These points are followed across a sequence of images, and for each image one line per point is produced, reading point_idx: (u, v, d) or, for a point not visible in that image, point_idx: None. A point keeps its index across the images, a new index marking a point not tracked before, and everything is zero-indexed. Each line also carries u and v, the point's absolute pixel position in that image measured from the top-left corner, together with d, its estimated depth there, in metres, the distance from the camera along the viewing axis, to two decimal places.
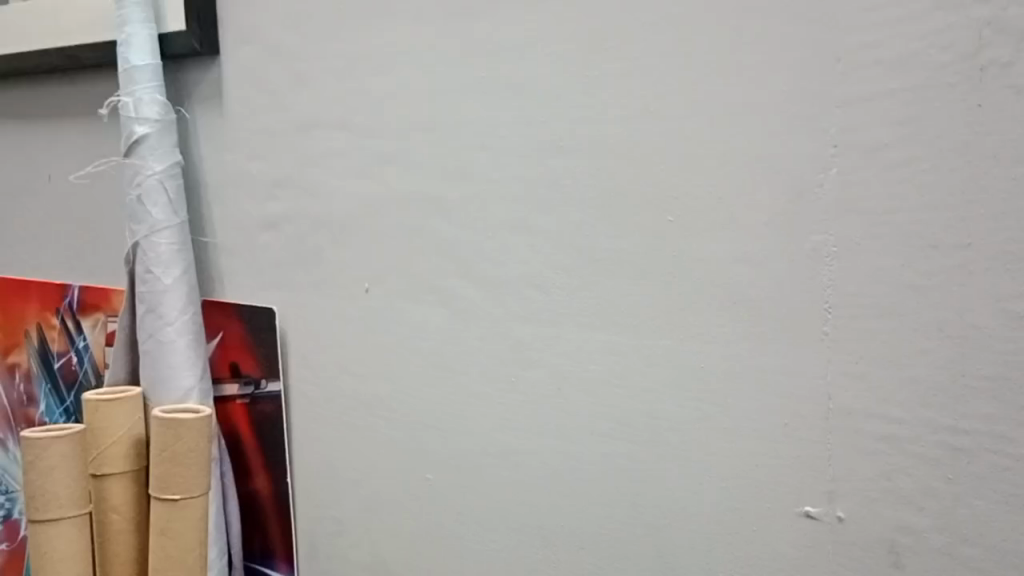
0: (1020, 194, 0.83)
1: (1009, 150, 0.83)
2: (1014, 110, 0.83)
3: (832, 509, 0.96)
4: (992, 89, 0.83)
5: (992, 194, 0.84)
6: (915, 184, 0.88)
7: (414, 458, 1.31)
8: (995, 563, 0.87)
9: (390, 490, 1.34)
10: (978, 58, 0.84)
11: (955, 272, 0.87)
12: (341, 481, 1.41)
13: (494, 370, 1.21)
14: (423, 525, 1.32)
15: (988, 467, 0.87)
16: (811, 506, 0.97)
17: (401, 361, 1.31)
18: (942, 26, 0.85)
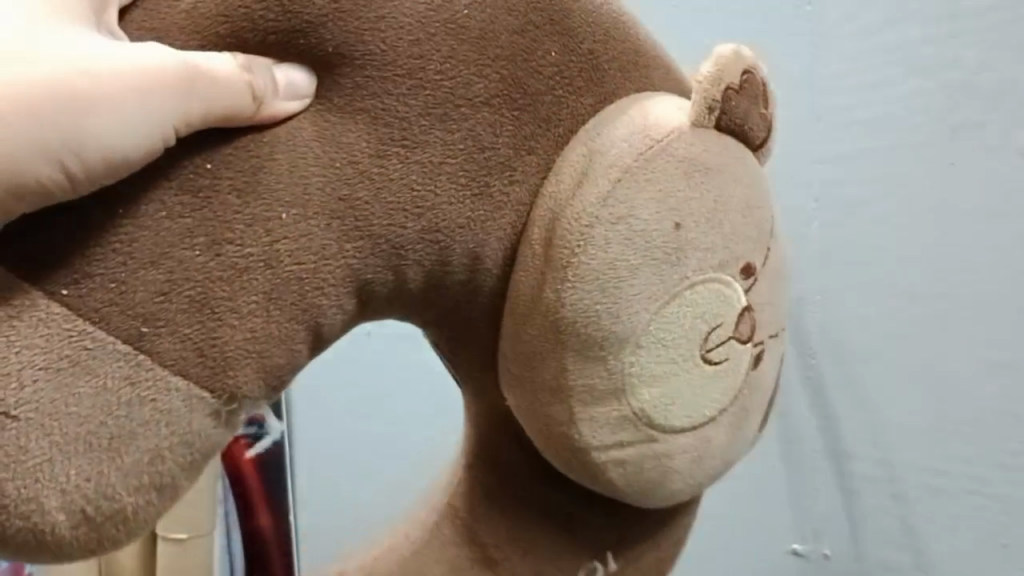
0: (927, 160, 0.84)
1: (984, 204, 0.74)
2: None
3: (818, 545, 0.88)
4: None
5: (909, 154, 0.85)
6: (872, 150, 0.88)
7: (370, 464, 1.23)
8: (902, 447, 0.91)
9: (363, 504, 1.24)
10: (952, 117, 0.76)
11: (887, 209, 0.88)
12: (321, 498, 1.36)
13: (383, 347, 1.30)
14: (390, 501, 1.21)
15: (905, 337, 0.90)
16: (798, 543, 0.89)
17: None
18: (912, 91, 0.78)
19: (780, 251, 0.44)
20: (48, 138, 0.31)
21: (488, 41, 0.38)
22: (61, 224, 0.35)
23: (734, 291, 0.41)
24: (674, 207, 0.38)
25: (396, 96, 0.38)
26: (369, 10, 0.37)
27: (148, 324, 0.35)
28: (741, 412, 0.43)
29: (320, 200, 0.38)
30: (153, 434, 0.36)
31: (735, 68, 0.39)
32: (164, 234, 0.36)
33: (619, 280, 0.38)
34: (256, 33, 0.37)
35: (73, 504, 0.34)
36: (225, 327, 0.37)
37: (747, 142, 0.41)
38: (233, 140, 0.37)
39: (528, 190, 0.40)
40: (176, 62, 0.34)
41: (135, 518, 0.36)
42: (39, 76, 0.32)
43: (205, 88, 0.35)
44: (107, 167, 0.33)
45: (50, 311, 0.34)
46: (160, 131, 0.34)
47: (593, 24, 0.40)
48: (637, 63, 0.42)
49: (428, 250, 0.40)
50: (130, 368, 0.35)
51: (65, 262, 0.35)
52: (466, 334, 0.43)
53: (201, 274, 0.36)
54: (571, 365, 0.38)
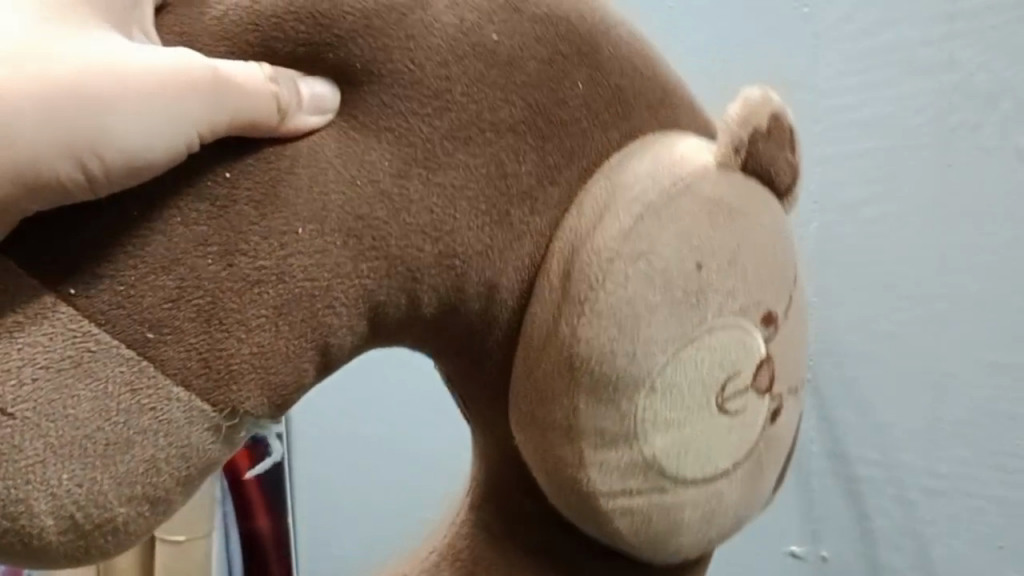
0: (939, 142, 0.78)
1: (982, 206, 0.75)
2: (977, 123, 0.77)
3: (817, 548, 0.89)
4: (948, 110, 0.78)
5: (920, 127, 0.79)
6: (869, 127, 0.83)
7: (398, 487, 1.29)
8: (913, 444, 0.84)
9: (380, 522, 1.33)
10: (948, 117, 0.77)
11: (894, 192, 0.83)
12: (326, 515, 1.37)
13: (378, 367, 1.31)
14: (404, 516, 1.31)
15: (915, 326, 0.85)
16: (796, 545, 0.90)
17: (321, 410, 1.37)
18: (913, 92, 0.79)
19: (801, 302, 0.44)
20: (66, 126, 0.30)
21: (516, 68, 0.37)
22: (76, 224, 0.34)
23: (754, 338, 0.40)
24: (697, 248, 0.38)
25: (422, 118, 0.37)
26: (398, 29, 0.36)
27: (154, 330, 0.35)
28: (756, 466, 0.42)
29: (338, 218, 0.37)
30: (151, 443, 0.35)
31: (765, 111, 0.39)
32: (176, 241, 0.35)
33: (637, 318, 0.37)
34: (284, 46, 0.36)
35: (61, 508, 0.34)
36: (233, 341, 0.36)
37: (773, 187, 0.41)
38: (258, 155, 0.36)
39: (549, 221, 0.39)
40: (204, 66, 0.33)
41: (125, 529, 0.36)
42: (61, 69, 0.31)
43: (232, 94, 0.34)
44: (127, 161, 0.32)
45: (56, 310, 0.33)
46: (184, 134, 0.33)
47: (621, 63, 0.39)
48: (662, 105, 0.41)
49: (444, 276, 0.39)
50: (132, 373, 0.34)
51: (77, 264, 0.34)
52: (475, 365, 0.42)
53: (212, 283, 0.35)
54: (582, 407, 0.38)
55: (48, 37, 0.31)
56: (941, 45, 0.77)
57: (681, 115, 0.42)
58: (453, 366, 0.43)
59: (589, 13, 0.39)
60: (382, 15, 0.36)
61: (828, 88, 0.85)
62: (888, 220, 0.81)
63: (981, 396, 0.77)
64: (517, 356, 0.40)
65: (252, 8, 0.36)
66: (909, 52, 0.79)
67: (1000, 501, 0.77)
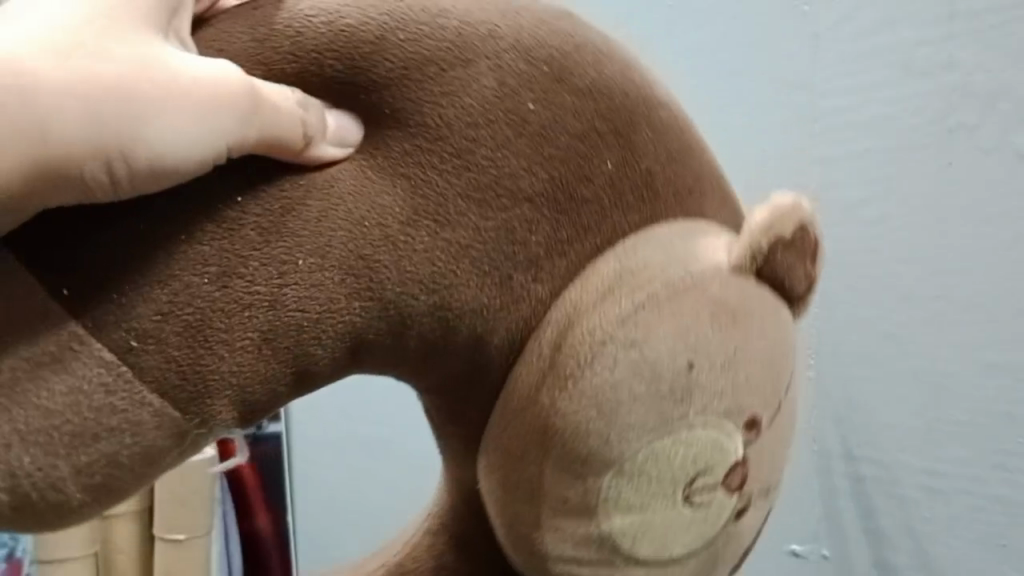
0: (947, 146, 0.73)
1: (982, 210, 0.72)
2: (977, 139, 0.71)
3: (818, 547, 0.85)
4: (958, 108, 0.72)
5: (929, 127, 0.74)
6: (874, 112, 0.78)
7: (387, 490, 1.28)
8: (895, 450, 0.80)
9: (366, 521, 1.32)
10: (947, 118, 0.73)
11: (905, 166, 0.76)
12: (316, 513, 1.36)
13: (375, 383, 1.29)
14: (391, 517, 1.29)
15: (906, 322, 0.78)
16: (797, 544, 0.86)
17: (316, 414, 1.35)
18: (909, 92, 0.75)
19: (794, 404, 0.43)
20: (106, 117, 0.30)
21: (546, 140, 0.38)
22: (88, 230, 0.34)
23: (732, 442, 0.39)
24: (692, 346, 0.38)
25: (440, 173, 0.37)
26: (435, 84, 0.37)
27: (138, 338, 0.34)
28: (711, 559, 0.42)
29: (341, 255, 0.37)
30: (116, 440, 0.34)
31: (792, 220, 0.39)
32: (176, 255, 0.35)
33: (616, 404, 0.37)
34: (323, 81, 0.36)
35: (18, 488, 0.33)
36: (216, 357, 0.35)
37: (784, 294, 0.41)
38: (276, 185, 0.36)
39: (550, 290, 0.39)
40: (244, 82, 0.33)
41: (76, 513, 0.35)
42: (114, 65, 0.30)
43: (266, 114, 0.34)
44: (155, 167, 0.32)
45: (49, 301, 0.33)
46: (214, 150, 0.33)
47: (656, 146, 0.40)
48: (693, 191, 0.41)
49: (434, 325, 0.38)
50: (110, 376, 0.34)
51: (78, 264, 0.34)
52: (455, 417, 0.41)
53: (203, 302, 0.35)
54: (549, 477, 0.38)
55: (107, 32, 0.31)
56: (942, 45, 0.73)
57: (711, 204, 0.42)
58: (441, 413, 0.42)
59: (634, 92, 0.39)
60: (421, 66, 0.37)
61: (826, 90, 0.81)
62: (886, 230, 0.77)
63: (981, 395, 0.73)
64: (493, 413, 0.40)
65: (296, 37, 0.36)
66: (908, 55, 0.75)
67: (1000, 500, 0.73)
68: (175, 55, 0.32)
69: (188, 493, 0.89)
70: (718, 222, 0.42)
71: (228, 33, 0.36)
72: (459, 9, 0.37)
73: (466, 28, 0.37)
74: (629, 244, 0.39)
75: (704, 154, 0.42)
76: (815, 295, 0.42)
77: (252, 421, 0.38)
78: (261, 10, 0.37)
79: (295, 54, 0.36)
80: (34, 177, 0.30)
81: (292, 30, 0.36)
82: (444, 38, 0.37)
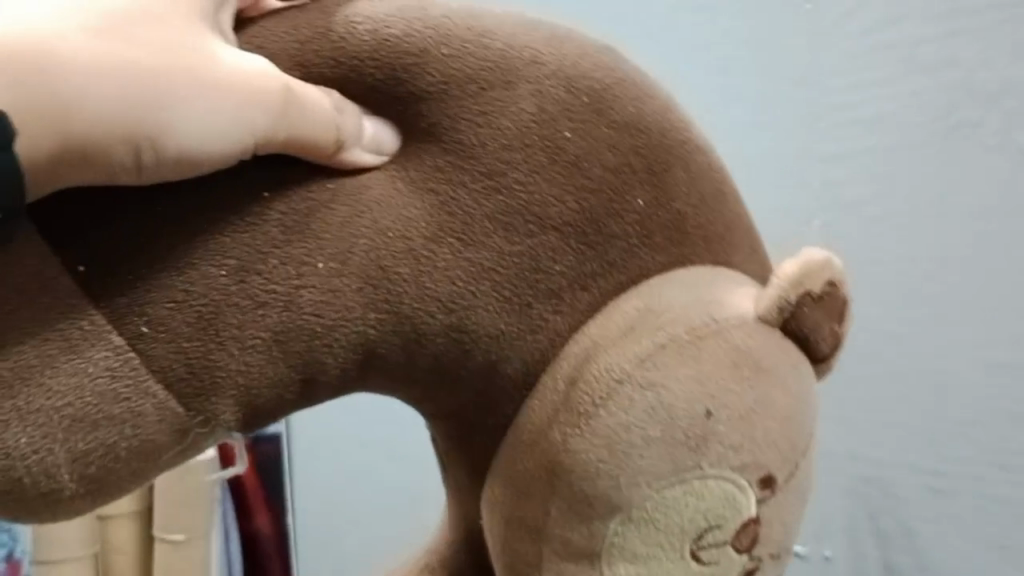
0: (955, 141, 0.75)
1: (982, 203, 0.74)
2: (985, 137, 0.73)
3: (819, 548, 0.88)
4: (969, 106, 0.74)
5: (938, 124, 0.76)
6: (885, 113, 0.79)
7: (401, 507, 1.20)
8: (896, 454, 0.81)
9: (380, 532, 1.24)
10: (952, 115, 0.75)
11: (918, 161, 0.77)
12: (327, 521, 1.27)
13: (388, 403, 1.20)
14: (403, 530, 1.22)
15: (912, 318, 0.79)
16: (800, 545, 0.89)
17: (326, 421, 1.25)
18: (917, 88, 0.77)
19: (812, 466, 0.42)
20: (135, 93, 0.28)
21: (580, 169, 0.36)
22: (108, 211, 0.33)
23: (746, 497, 0.38)
24: (712, 394, 0.36)
25: (470, 191, 0.36)
26: (474, 102, 0.36)
27: (149, 324, 0.33)
28: None
29: (361, 263, 0.35)
30: (116, 430, 0.33)
31: (821, 277, 0.38)
32: (195, 246, 0.34)
33: (629, 446, 0.36)
34: (361, 91, 0.35)
35: (11, 470, 0.31)
36: (225, 352, 0.34)
37: (809, 351, 0.40)
38: (304, 190, 0.35)
39: (570, 322, 0.37)
40: (278, 81, 0.32)
41: (64, 508, 0.33)
42: (146, 45, 0.29)
43: (293, 113, 0.32)
44: (183, 153, 0.30)
45: (60, 279, 0.32)
46: (242, 145, 0.31)
47: (690, 188, 0.39)
48: (724, 238, 0.40)
49: (449, 346, 0.37)
50: (117, 361, 0.33)
51: (93, 245, 0.33)
52: (463, 445, 0.40)
53: (217, 295, 0.34)
54: (554, 514, 0.37)
55: (145, 13, 0.30)
56: (941, 42, 0.75)
57: (739, 253, 0.41)
58: (449, 437, 0.41)
59: (673, 132, 0.38)
60: (462, 84, 0.35)
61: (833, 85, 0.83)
62: (888, 225, 0.80)
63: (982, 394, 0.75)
64: (502, 445, 0.39)
65: (338, 42, 0.35)
66: (909, 54, 0.77)
67: (1006, 502, 0.75)
68: (214, 47, 0.31)
69: (187, 494, 0.89)
70: (744, 273, 0.41)
71: (270, 32, 0.35)
72: (505, 30, 0.36)
73: (512, 46, 0.36)
74: (654, 285, 0.38)
75: (735, 202, 0.41)
76: (839, 355, 0.41)
77: (248, 429, 0.37)
78: (306, 13, 0.36)
79: (333, 60, 0.35)
80: (62, 154, 0.28)
81: (335, 35, 0.35)
82: (488, 57, 0.36)
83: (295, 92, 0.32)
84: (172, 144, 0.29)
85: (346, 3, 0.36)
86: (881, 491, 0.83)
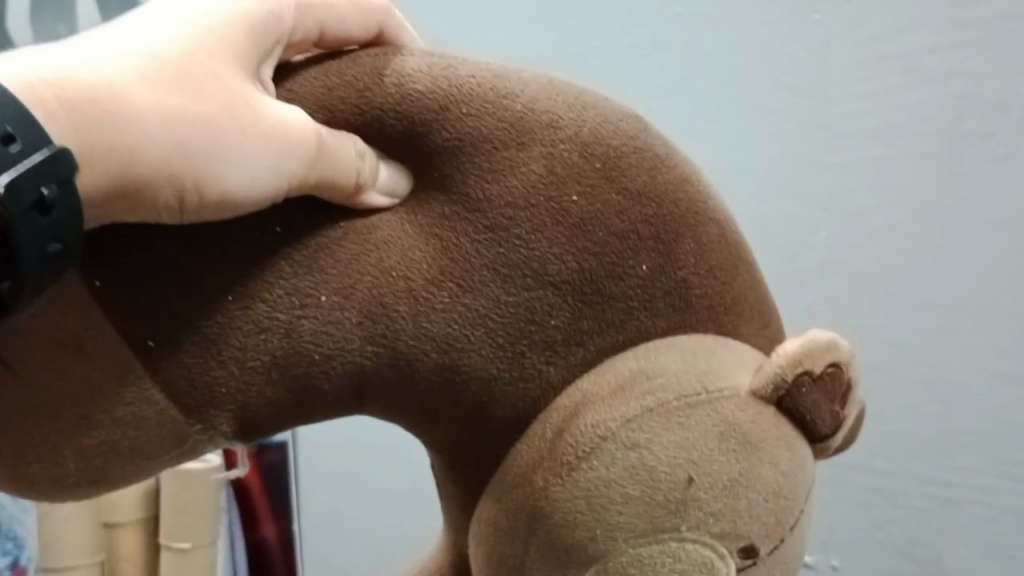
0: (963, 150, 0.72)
1: (989, 214, 0.71)
2: (1003, 137, 0.70)
3: (827, 556, 0.82)
4: (977, 107, 0.71)
5: (954, 129, 0.72)
6: (905, 109, 0.74)
7: (382, 524, 1.15)
8: (918, 470, 0.76)
9: (369, 545, 1.17)
10: (958, 125, 0.72)
11: (945, 159, 0.73)
12: (333, 534, 1.20)
13: (362, 424, 1.15)
14: (388, 550, 1.15)
15: (939, 325, 0.74)
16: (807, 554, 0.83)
17: (326, 436, 1.18)
18: (922, 100, 0.74)
19: (803, 540, 0.42)
20: (183, 140, 0.31)
21: (583, 231, 0.37)
22: (132, 235, 0.35)
23: (724, 563, 0.38)
24: (694, 461, 0.37)
25: (472, 240, 0.37)
26: (485, 159, 0.37)
27: (157, 339, 0.34)
28: None
29: (363, 298, 0.36)
30: (119, 431, 0.34)
31: (824, 355, 0.38)
32: (208, 269, 0.35)
33: (607, 502, 0.37)
34: (379, 140, 0.37)
35: (24, 451, 0.34)
36: (225, 371, 0.35)
37: (807, 433, 0.40)
38: (319, 231, 0.36)
39: (561, 375, 0.38)
40: (311, 132, 0.34)
41: (72, 491, 0.36)
42: (201, 96, 0.31)
43: (325, 165, 0.34)
44: (224, 196, 0.32)
45: (79, 294, 0.34)
46: (275, 187, 0.33)
47: (698, 259, 0.39)
48: (729, 309, 0.40)
49: (441, 383, 0.38)
50: (123, 368, 0.34)
51: (119, 262, 0.34)
52: (458, 478, 0.41)
53: (222, 318, 0.35)
54: (533, 557, 0.38)
55: (200, 60, 0.32)
56: (950, 53, 0.72)
57: (745, 326, 0.41)
58: (444, 469, 0.42)
59: (685, 203, 0.39)
60: (478, 142, 0.37)
61: (833, 94, 0.78)
62: (893, 245, 0.76)
63: (985, 404, 0.73)
64: (490, 482, 0.40)
65: (365, 91, 0.37)
66: (914, 62, 0.74)
67: (1004, 509, 0.73)
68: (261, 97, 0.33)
69: (187, 502, 0.91)
70: (749, 343, 0.41)
71: (301, 77, 0.37)
72: (527, 93, 0.38)
73: (533, 110, 0.37)
74: (656, 346, 0.38)
75: (750, 272, 0.41)
76: (840, 437, 0.41)
77: (244, 443, 0.38)
78: (340, 62, 0.38)
79: (355, 108, 0.37)
80: (116, 190, 0.30)
81: (362, 85, 0.37)
82: (505, 118, 0.37)
83: (324, 145, 0.34)
84: (213, 183, 0.32)
85: (391, 56, 0.38)
86: (894, 509, 0.78)
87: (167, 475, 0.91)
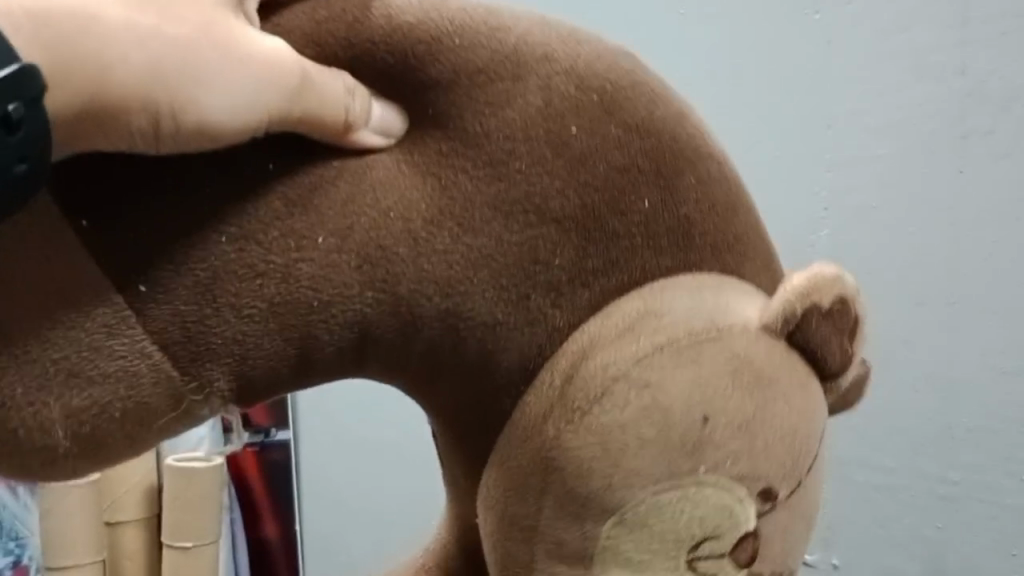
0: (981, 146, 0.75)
1: (994, 214, 0.75)
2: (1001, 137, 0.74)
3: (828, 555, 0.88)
4: (988, 99, 0.75)
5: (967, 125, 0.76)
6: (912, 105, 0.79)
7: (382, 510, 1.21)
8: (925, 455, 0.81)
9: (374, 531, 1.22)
10: (964, 121, 0.76)
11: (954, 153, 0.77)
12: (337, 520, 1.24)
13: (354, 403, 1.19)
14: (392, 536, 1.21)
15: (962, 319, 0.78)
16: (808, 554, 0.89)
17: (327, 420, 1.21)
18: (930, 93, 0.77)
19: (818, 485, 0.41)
20: (161, 63, 0.29)
21: (583, 164, 0.36)
22: (116, 178, 0.33)
23: (744, 510, 0.37)
24: (707, 399, 0.35)
25: (472, 177, 0.36)
26: (481, 93, 0.36)
27: (148, 286, 0.33)
28: None
29: (360, 240, 0.35)
30: (111, 387, 0.33)
31: (830, 290, 0.37)
32: (199, 212, 0.33)
33: (622, 446, 0.35)
34: (368, 76, 0.36)
35: (7, 421, 0.32)
36: (222, 318, 0.34)
37: (817, 367, 0.38)
38: (310, 168, 0.35)
39: (568, 320, 0.37)
40: (294, 63, 0.32)
41: (59, 466, 0.33)
42: (179, 20, 0.30)
43: (307, 96, 0.33)
44: (200, 124, 0.31)
45: (65, 235, 0.32)
46: (256, 118, 0.32)
47: (700, 195, 0.38)
48: (734, 247, 0.39)
49: (444, 329, 0.36)
50: (113, 318, 0.32)
51: (106, 205, 0.33)
52: (462, 434, 0.40)
53: (215, 262, 0.34)
54: (546, 512, 0.37)
55: None
56: (953, 50, 0.76)
57: (753, 264, 0.40)
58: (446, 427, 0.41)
59: (685, 137, 0.38)
60: (472, 75, 0.36)
61: None
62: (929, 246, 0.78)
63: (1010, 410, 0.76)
64: (499, 438, 0.38)
65: (354, 24, 0.36)
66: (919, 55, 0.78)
67: (1010, 508, 0.77)
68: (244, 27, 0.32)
69: (189, 498, 0.94)
70: (756, 283, 0.40)
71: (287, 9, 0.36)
72: (519, 27, 0.37)
73: (527, 42, 0.36)
74: (666, 279, 0.37)
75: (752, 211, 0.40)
76: (848, 377, 0.40)
77: (243, 402, 0.36)
78: None
79: (342, 38, 0.36)
80: (93, 113, 0.29)
81: (352, 19, 0.36)
82: (499, 49, 0.36)
83: (309, 77, 0.33)
84: (191, 111, 0.30)
85: None
86: (890, 499, 0.83)
87: (168, 470, 0.95)
